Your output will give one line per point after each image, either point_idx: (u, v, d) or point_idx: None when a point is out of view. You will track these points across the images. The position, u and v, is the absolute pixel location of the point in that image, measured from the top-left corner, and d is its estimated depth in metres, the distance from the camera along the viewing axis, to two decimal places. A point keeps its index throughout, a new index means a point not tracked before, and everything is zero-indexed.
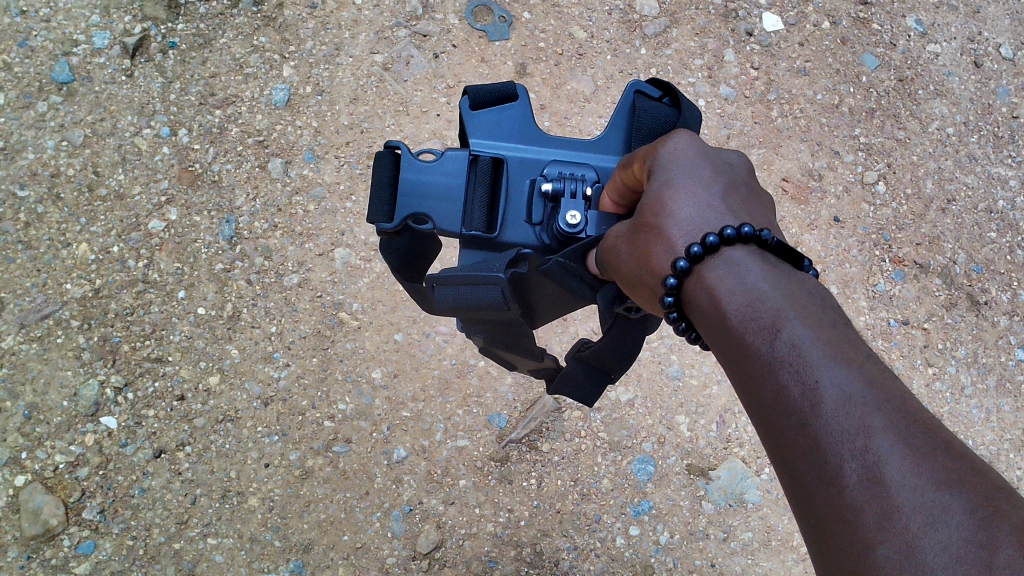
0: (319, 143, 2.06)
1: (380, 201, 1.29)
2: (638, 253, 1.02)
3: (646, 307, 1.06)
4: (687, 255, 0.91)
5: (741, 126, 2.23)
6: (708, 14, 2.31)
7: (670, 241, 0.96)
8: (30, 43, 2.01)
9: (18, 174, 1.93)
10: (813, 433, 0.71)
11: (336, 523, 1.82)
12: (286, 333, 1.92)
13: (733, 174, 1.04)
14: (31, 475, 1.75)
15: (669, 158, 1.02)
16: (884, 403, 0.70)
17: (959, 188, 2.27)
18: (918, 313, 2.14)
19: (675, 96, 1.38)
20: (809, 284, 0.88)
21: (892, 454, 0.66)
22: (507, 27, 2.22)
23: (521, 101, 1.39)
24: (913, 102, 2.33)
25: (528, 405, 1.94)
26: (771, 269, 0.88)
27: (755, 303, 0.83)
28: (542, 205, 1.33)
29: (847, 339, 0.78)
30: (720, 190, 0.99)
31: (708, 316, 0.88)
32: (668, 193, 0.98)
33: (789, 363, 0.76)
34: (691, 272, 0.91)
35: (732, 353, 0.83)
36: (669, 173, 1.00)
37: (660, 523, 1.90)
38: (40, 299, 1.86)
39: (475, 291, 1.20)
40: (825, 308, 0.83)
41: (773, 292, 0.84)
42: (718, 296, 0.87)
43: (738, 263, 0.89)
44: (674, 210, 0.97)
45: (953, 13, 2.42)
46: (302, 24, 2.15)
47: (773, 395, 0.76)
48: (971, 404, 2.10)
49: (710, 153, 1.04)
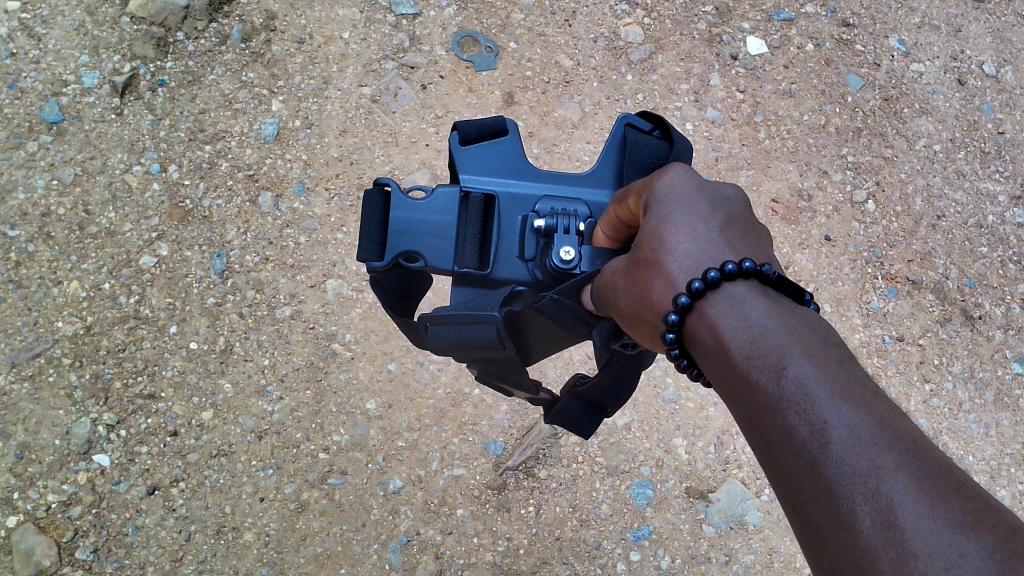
0: (309, 176, 2.07)
1: (369, 240, 1.29)
2: (636, 288, 1.01)
3: (644, 342, 1.05)
4: (689, 290, 0.90)
5: (729, 148, 2.24)
6: (693, 40, 2.33)
7: (671, 276, 0.95)
8: (20, 84, 2.02)
9: (8, 214, 1.93)
10: (823, 475, 0.69)
11: (333, 557, 1.80)
12: (279, 365, 1.91)
13: (732, 207, 1.03)
14: (23, 516, 1.73)
15: (666, 193, 1.02)
16: (895, 444, 0.68)
17: (948, 205, 2.28)
18: (912, 329, 2.13)
19: (665, 130, 1.39)
20: (812, 319, 0.86)
21: (905, 497, 0.64)
22: (494, 57, 2.24)
23: (512, 135, 1.39)
24: (899, 120, 2.34)
25: (524, 432, 1.92)
26: (774, 305, 0.88)
27: (758, 340, 0.82)
28: (535, 241, 1.33)
29: (853, 377, 0.77)
30: (719, 223, 0.99)
31: (711, 352, 0.87)
32: (668, 228, 0.98)
33: (796, 402, 0.74)
34: (693, 307, 0.91)
35: (738, 393, 0.81)
36: (667, 209, 1.00)
37: (661, 548, 1.88)
38: (31, 338, 1.85)
39: (469, 330, 1.20)
40: (830, 345, 0.82)
41: (777, 328, 0.83)
42: (721, 333, 0.86)
43: (739, 299, 0.88)
44: (672, 243, 0.97)
45: (936, 32, 2.45)
46: (290, 59, 2.17)
47: (780, 436, 0.74)
48: (970, 419, 2.09)
49: (706, 187, 1.04)
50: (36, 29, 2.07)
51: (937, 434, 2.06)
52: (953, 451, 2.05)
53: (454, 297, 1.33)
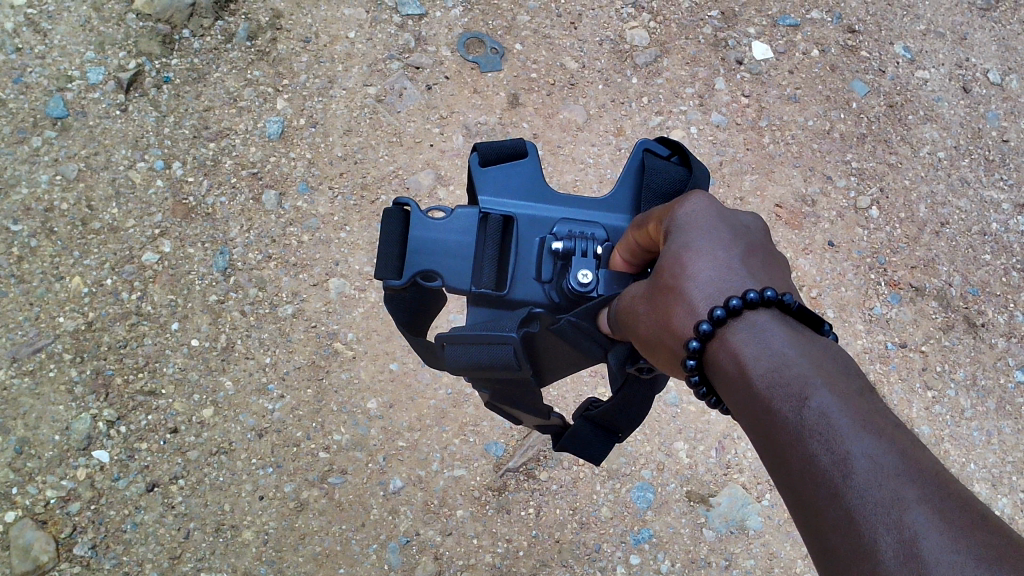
0: (312, 174, 2.07)
1: (388, 258, 1.30)
2: (657, 314, 1.01)
3: (663, 367, 1.04)
4: (711, 318, 0.90)
5: (733, 152, 2.24)
6: (698, 44, 2.33)
7: (691, 302, 0.95)
8: (25, 80, 2.02)
9: (11, 209, 1.92)
10: (845, 505, 0.69)
11: (331, 556, 1.79)
12: (280, 363, 1.90)
13: (753, 235, 1.03)
14: (22, 511, 1.73)
15: (688, 220, 1.02)
16: (918, 475, 0.68)
17: (952, 212, 2.28)
18: (915, 336, 2.13)
19: (683, 155, 1.37)
20: (833, 349, 0.86)
21: (928, 528, 0.63)
22: (499, 59, 2.24)
23: (531, 157, 1.39)
24: (904, 127, 2.34)
25: (524, 434, 1.91)
26: (796, 334, 0.87)
27: (781, 368, 0.82)
28: (552, 263, 1.33)
29: (876, 408, 0.76)
30: (740, 251, 0.98)
31: (732, 380, 0.87)
32: (689, 256, 0.97)
33: (818, 431, 0.74)
34: (715, 334, 0.91)
35: (760, 422, 0.81)
36: (688, 235, 1.00)
37: (661, 552, 1.87)
38: (33, 333, 1.84)
39: (487, 350, 1.19)
40: (851, 375, 0.81)
41: (799, 357, 0.83)
42: (743, 360, 0.86)
43: (761, 327, 0.88)
44: (694, 270, 0.96)
45: (941, 40, 2.45)
46: (296, 58, 2.17)
47: (802, 466, 0.74)
48: (972, 427, 2.08)
49: (728, 215, 1.03)
50: (42, 24, 2.07)
51: (938, 442, 2.05)
52: (954, 458, 2.05)
53: (470, 317, 1.33)
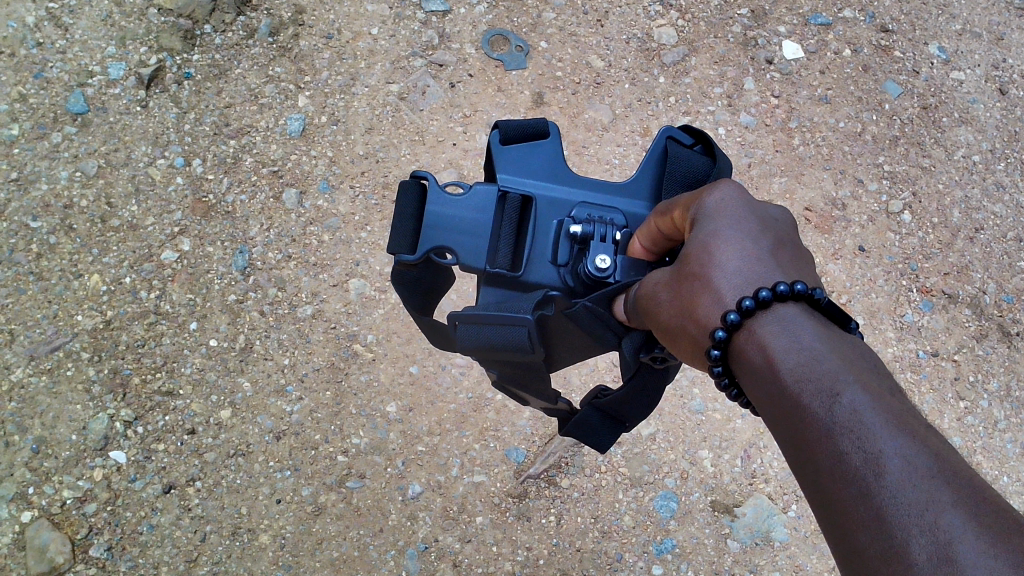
0: (334, 173, 2.04)
1: (401, 233, 1.24)
2: (679, 302, 0.96)
3: (681, 358, 1.00)
4: (739, 307, 0.85)
5: (762, 154, 2.19)
6: (727, 43, 2.29)
7: (718, 292, 0.90)
8: (46, 74, 2.00)
9: (30, 205, 1.90)
10: (876, 505, 0.65)
11: (349, 562, 1.76)
12: (299, 365, 1.88)
13: (782, 228, 0.98)
14: (38, 512, 1.70)
15: (715, 208, 0.97)
16: (954, 478, 0.64)
17: (987, 217, 2.22)
18: (947, 344, 2.07)
19: (707, 144, 1.35)
20: (862, 349, 0.82)
21: (966, 532, 0.60)
22: (524, 56, 2.21)
23: (553, 137, 1.34)
24: (937, 129, 2.29)
25: (546, 440, 1.88)
26: (825, 331, 0.83)
27: (810, 363, 0.78)
28: (569, 247, 1.29)
29: (909, 410, 0.72)
30: (769, 243, 0.94)
31: (758, 373, 0.82)
32: (718, 245, 0.92)
33: (849, 428, 0.70)
34: (742, 325, 0.86)
35: (785, 417, 0.77)
36: (716, 224, 0.95)
37: (684, 562, 1.83)
38: (50, 330, 1.82)
39: (501, 331, 1.15)
40: (881, 375, 0.77)
41: (830, 353, 0.78)
42: (771, 353, 0.82)
43: (790, 321, 0.84)
44: (722, 259, 0.91)
45: (976, 40, 2.40)
46: (318, 55, 2.14)
47: (830, 464, 0.70)
48: (1005, 439, 2.03)
49: (756, 205, 0.98)
50: (64, 19, 2.05)
51: (971, 453, 2.00)
52: (987, 470, 1.99)
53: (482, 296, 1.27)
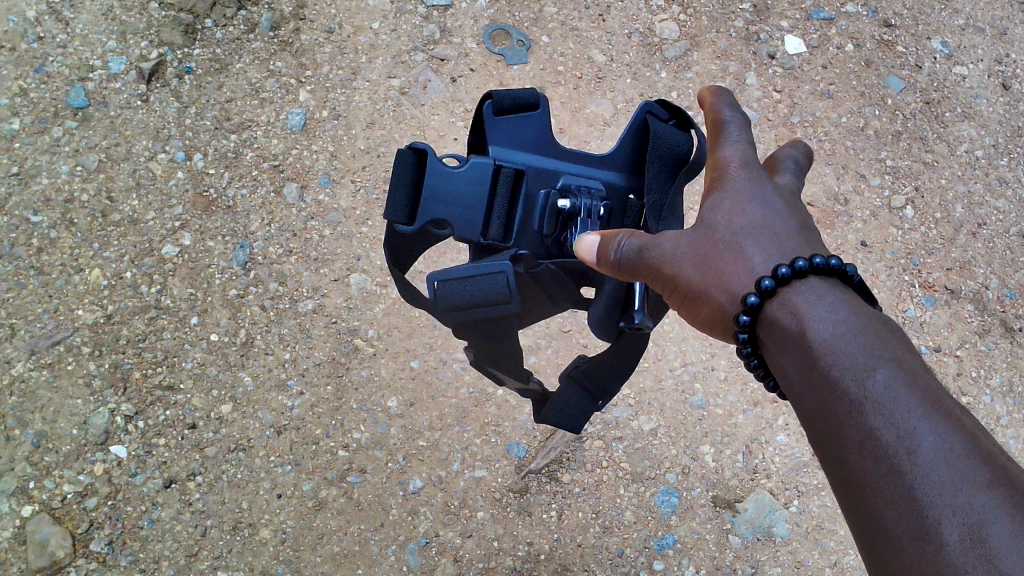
0: (334, 167, 2.04)
1: (397, 202, 1.23)
2: (706, 272, 1.09)
3: (700, 322, 1.14)
4: (772, 277, 0.97)
5: (765, 149, 2.19)
6: (730, 37, 2.29)
7: (744, 259, 1.06)
8: (46, 68, 2.00)
9: (32, 200, 1.90)
10: (908, 482, 0.74)
11: (349, 556, 1.75)
12: (300, 359, 1.87)
13: (800, 219, 1.12)
14: (39, 506, 1.69)
15: (737, 196, 1.13)
16: (984, 459, 0.73)
17: (989, 212, 2.21)
18: (949, 340, 2.07)
19: (681, 117, 1.42)
20: (892, 328, 0.92)
21: (994, 512, 0.69)
22: (526, 50, 2.21)
23: (543, 108, 1.34)
24: (940, 125, 2.28)
25: (547, 435, 1.88)
26: (857, 310, 0.93)
27: (845, 341, 0.88)
28: (554, 219, 1.34)
29: (938, 388, 0.82)
30: (787, 229, 1.09)
31: (793, 345, 0.93)
32: (739, 204, 1.12)
33: (884, 407, 0.79)
34: (773, 298, 0.98)
35: (820, 388, 0.87)
36: (736, 211, 1.11)
37: (684, 558, 1.83)
38: (51, 325, 1.82)
39: (481, 286, 1.23)
40: (911, 356, 0.87)
41: (864, 334, 0.88)
42: (805, 329, 0.92)
43: (826, 301, 0.94)
44: (747, 245, 1.07)
45: (980, 35, 2.39)
46: (318, 49, 2.14)
47: (862, 438, 0.80)
48: (1007, 434, 2.02)
49: (778, 200, 1.13)
50: (64, 13, 2.04)
51: None
52: None
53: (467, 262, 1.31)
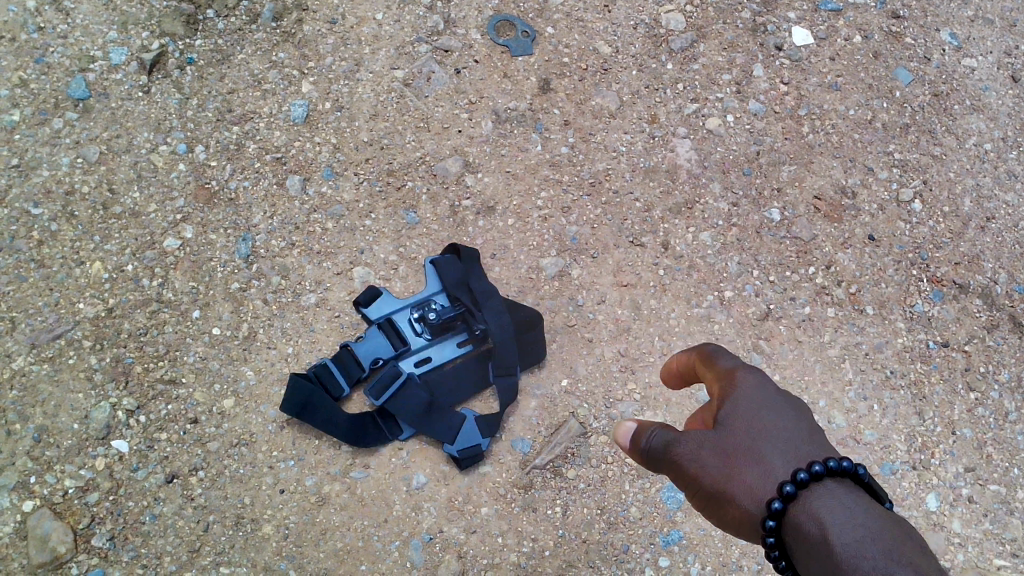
0: (338, 160, 2.03)
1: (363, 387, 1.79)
2: (726, 468, 1.04)
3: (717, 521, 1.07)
4: (794, 480, 0.98)
5: (771, 141, 2.17)
6: (736, 28, 2.28)
7: (766, 466, 1.03)
8: (47, 59, 1.99)
9: (32, 191, 1.88)
10: None
11: (353, 552, 1.73)
12: (303, 354, 1.86)
13: (807, 425, 1.08)
14: (40, 501, 1.67)
15: (751, 387, 1.08)
16: None
17: (998, 206, 2.19)
18: (958, 335, 2.04)
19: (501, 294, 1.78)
20: (911, 533, 0.92)
21: None
22: (530, 42, 2.21)
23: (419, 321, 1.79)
24: (949, 117, 2.26)
25: (552, 430, 1.86)
26: (881, 519, 0.93)
27: (868, 546, 0.88)
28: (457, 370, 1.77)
29: None
30: (804, 432, 1.07)
31: (817, 550, 0.92)
32: (758, 403, 1.07)
33: None
34: (791, 505, 0.98)
35: None
36: (756, 408, 1.07)
37: (691, 554, 1.81)
38: (52, 318, 1.80)
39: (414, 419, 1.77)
40: (933, 563, 0.88)
41: (888, 541, 0.89)
42: (828, 531, 0.92)
43: (847, 506, 0.95)
44: (766, 443, 1.04)
45: (990, 26, 2.39)
46: (322, 40, 2.14)
47: None
48: (1016, 431, 1.98)
49: (787, 401, 1.09)
50: (64, 3, 2.05)
51: (981, 445, 1.95)
52: (999, 463, 1.94)
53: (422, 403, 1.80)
